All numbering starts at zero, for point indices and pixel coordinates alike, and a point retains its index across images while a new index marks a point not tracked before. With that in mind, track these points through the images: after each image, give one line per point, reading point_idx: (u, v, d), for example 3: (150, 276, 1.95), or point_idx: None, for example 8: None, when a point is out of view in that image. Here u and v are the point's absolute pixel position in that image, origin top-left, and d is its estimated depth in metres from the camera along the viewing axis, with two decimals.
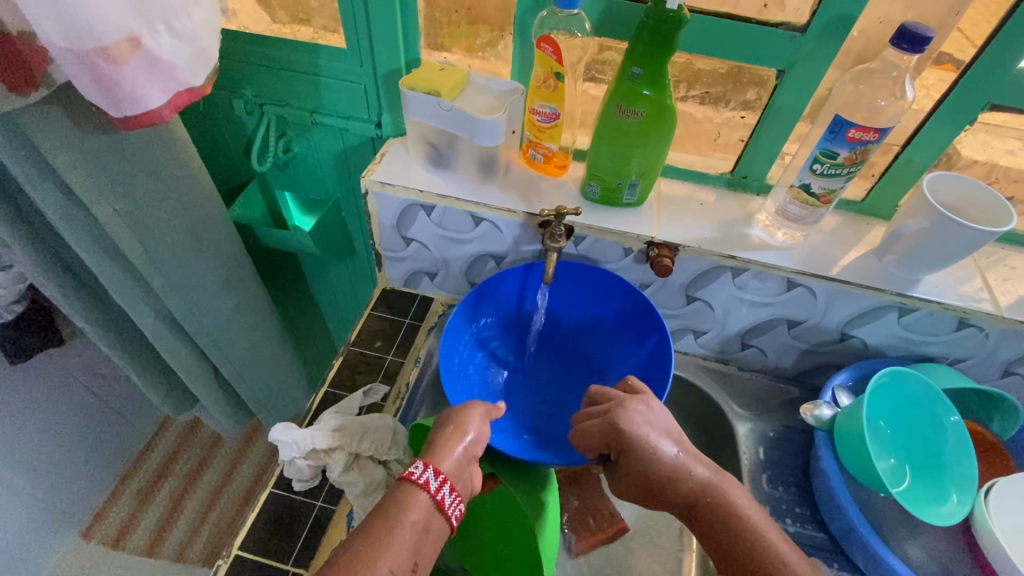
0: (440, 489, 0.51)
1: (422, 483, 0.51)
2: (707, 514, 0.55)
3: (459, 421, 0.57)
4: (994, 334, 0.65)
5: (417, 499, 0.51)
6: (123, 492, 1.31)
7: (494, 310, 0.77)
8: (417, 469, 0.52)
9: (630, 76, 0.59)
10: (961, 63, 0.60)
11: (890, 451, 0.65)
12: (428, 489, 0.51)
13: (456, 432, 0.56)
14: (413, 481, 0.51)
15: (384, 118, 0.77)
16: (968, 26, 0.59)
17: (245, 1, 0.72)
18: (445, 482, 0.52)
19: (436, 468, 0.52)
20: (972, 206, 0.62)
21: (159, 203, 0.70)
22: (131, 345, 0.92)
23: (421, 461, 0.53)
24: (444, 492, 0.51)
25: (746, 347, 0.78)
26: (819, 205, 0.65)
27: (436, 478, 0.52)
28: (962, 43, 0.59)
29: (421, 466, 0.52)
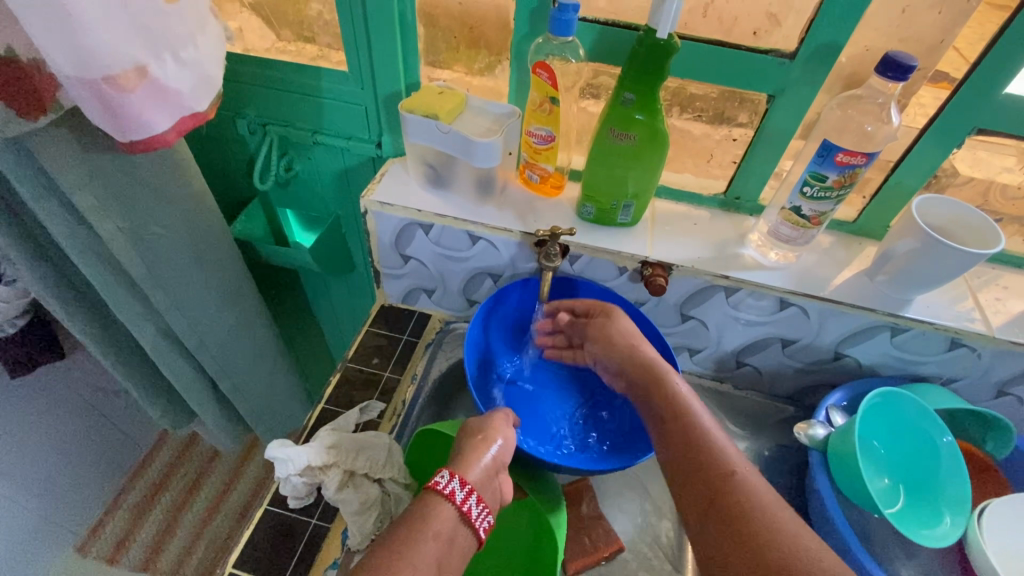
0: (466, 500, 0.52)
1: (448, 492, 0.52)
2: (651, 391, 0.60)
3: (486, 430, 0.59)
4: (987, 354, 0.66)
5: (443, 509, 0.51)
6: (119, 507, 1.29)
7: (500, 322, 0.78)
8: (443, 478, 0.53)
9: (624, 101, 0.60)
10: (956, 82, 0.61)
11: (884, 471, 0.65)
12: (454, 499, 0.52)
13: (483, 441, 0.58)
14: (438, 490, 0.52)
15: (384, 138, 0.79)
16: (964, 44, 0.59)
17: (251, 19, 0.74)
18: (471, 492, 0.53)
19: (462, 478, 0.53)
20: (962, 228, 0.63)
21: (161, 221, 0.71)
22: (131, 359, 0.93)
23: (447, 471, 0.54)
24: (471, 503, 0.52)
25: (742, 366, 0.79)
26: (810, 226, 0.66)
27: (462, 488, 0.53)
28: (959, 62, 0.60)
29: (447, 476, 0.53)
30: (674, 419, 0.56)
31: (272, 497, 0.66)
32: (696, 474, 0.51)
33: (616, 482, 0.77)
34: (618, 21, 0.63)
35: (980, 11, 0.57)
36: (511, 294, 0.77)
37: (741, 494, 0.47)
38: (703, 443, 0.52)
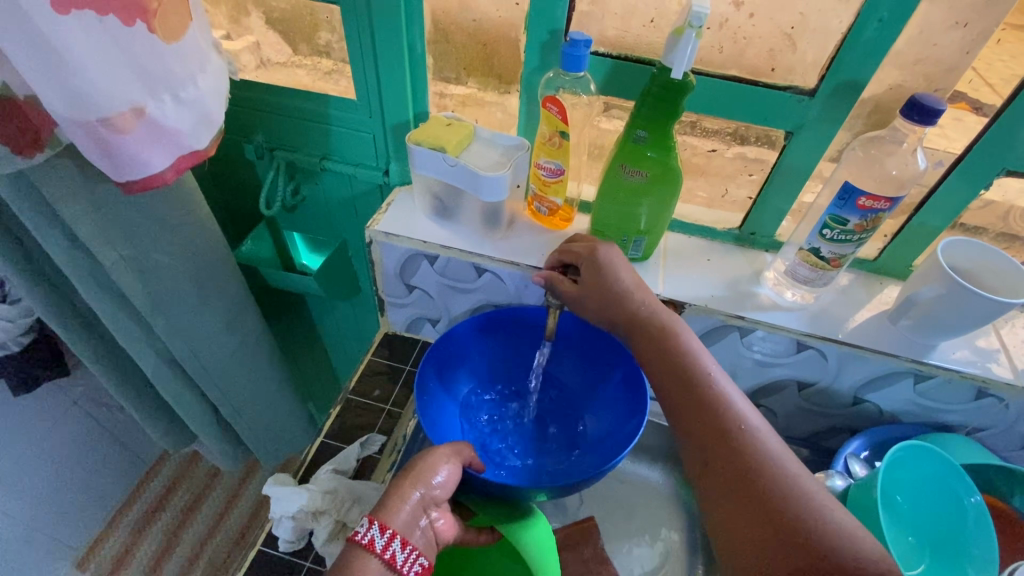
0: (387, 547, 0.47)
1: (367, 542, 0.47)
2: (652, 337, 0.56)
3: (424, 466, 0.53)
4: (1015, 404, 0.62)
5: (366, 564, 0.47)
6: (118, 524, 1.28)
7: (465, 361, 0.73)
8: (362, 527, 0.48)
9: (635, 138, 0.59)
10: (976, 102, 0.58)
11: (908, 528, 0.62)
12: (375, 549, 0.47)
13: (416, 474, 0.53)
14: (357, 542, 0.48)
15: (391, 166, 0.78)
16: (984, 65, 0.56)
17: (268, 31, 0.71)
18: (394, 536, 0.48)
19: (382, 523, 0.49)
20: (990, 273, 0.60)
21: (163, 248, 0.70)
22: (132, 381, 0.92)
23: (366, 518, 0.49)
24: (394, 548, 0.47)
25: (756, 407, 0.76)
26: (829, 268, 0.63)
27: (382, 535, 0.48)
28: (977, 83, 0.57)
29: (366, 523, 0.48)
30: (684, 382, 0.52)
31: (265, 537, 0.64)
32: (704, 430, 0.49)
33: (621, 524, 0.73)
34: (631, 55, 0.62)
35: (999, 35, 0.54)
36: (464, 342, 0.72)
37: (755, 446, 0.47)
38: (707, 400, 0.50)
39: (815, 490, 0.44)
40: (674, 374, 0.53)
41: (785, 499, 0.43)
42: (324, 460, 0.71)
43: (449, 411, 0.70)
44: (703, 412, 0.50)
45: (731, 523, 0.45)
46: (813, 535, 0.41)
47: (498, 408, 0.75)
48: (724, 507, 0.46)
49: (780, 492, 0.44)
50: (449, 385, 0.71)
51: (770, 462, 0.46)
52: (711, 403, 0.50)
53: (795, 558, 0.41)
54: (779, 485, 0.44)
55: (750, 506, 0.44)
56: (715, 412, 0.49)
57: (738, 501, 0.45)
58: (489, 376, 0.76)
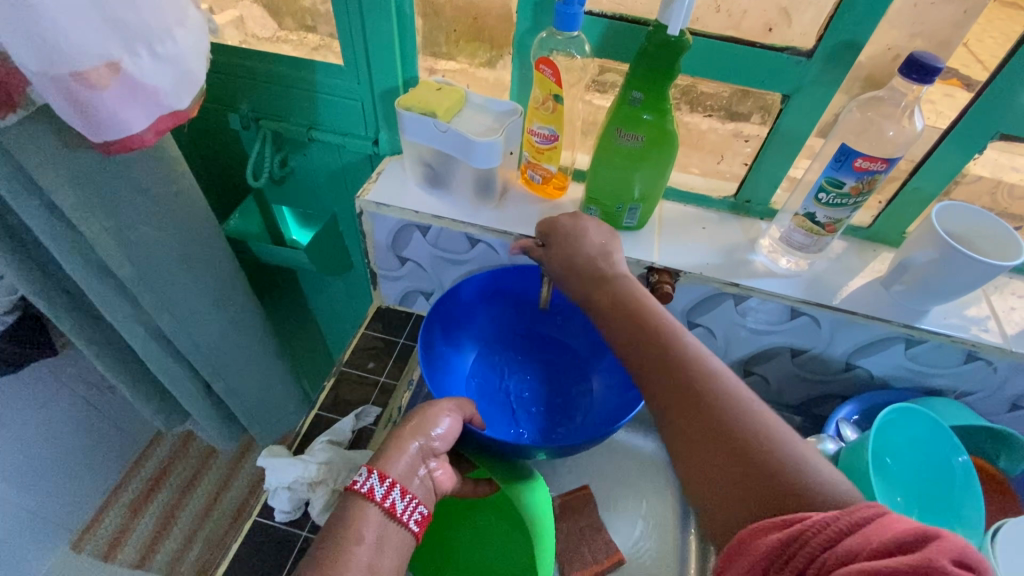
0: (388, 495, 0.48)
1: (367, 490, 0.48)
2: (609, 300, 0.56)
3: (422, 421, 0.54)
4: (1003, 367, 0.63)
5: (366, 512, 0.47)
6: (116, 502, 1.29)
7: (470, 319, 0.73)
8: (361, 477, 0.48)
9: (630, 101, 0.57)
10: (967, 79, 0.58)
11: (897, 489, 0.62)
12: (374, 497, 0.47)
13: (415, 424, 0.53)
14: (357, 490, 0.48)
15: (381, 135, 0.76)
16: (974, 40, 0.56)
17: (251, 6, 0.70)
18: (394, 486, 0.48)
19: (382, 473, 0.49)
20: (981, 237, 0.60)
21: (147, 219, 0.68)
22: (121, 358, 0.91)
23: (364, 468, 0.49)
24: (394, 497, 0.48)
25: (749, 374, 0.76)
26: (824, 233, 0.63)
27: (382, 484, 0.48)
28: (968, 59, 0.57)
29: (364, 474, 0.49)
30: (643, 339, 0.52)
31: (261, 507, 0.65)
32: (663, 382, 0.49)
33: (617, 491, 0.74)
34: (627, 16, 0.60)
35: (993, 6, 0.54)
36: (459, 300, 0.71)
37: (711, 393, 0.46)
38: (673, 357, 0.49)
39: (775, 427, 0.44)
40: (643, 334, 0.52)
41: (744, 438, 0.43)
42: (319, 432, 0.71)
43: (450, 369, 0.69)
44: (661, 366, 0.49)
45: (701, 474, 0.44)
46: (783, 476, 0.40)
47: (497, 369, 0.73)
48: (689, 458, 0.45)
49: (740, 433, 0.43)
50: (451, 346, 0.71)
51: (729, 404, 0.45)
52: (674, 359, 0.49)
53: (756, 492, 0.41)
54: (738, 425, 0.44)
55: (723, 454, 0.43)
56: (683, 366, 0.48)
57: (709, 450, 0.44)
58: (489, 335, 0.75)
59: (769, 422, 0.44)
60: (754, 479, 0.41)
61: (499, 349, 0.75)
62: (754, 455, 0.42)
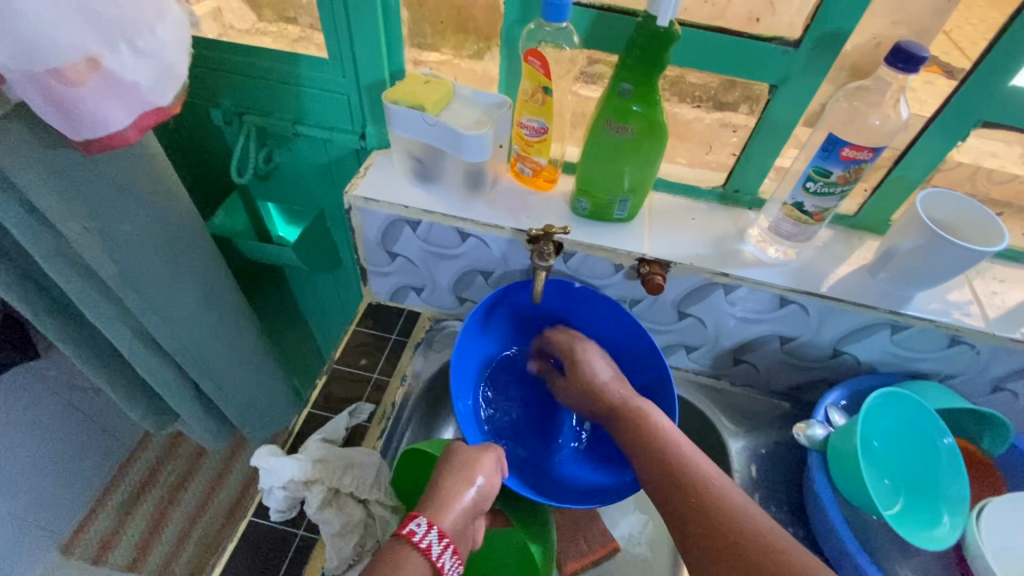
0: (441, 554, 0.51)
1: (424, 546, 0.50)
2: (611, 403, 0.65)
3: (469, 470, 0.57)
4: (986, 350, 0.65)
5: (415, 563, 0.50)
6: (104, 507, 1.27)
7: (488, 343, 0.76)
8: (419, 529, 0.51)
9: (621, 92, 0.57)
10: (947, 66, 0.59)
11: (884, 471, 0.64)
12: (429, 554, 0.50)
13: (462, 467, 0.57)
14: (413, 541, 0.51)
15: (367, 129, 0.75)
16: (954, 28, 0.57)
17: None
18: (447, 546, 0.51)
19: (440, 530, 0.52)
20: (965, 224, 0.61)
21: (129, 218, 0.67)
22: (107, 360, 0.89)
23: (424, 521, 0.52)
24: (446, 557, 0.51)
25: (739, 363, 0.77)
26: (812, 222, 0.64)
27: (439, 543, 0.51)
28: (948, 46, 0.58)
29: (424, 526, 0.52)
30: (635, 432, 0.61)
31: (255, 507, 0.64)
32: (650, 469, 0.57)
33: None
34: (615, 6, 0.60)
35: None
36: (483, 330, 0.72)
37: (690, 474, 0.54)
38: (653, 439, 0.58)
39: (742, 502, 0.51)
40: (631, 423, 0.62)
41: (720, 514, 0.50)
42: (312, 431, 0.70)
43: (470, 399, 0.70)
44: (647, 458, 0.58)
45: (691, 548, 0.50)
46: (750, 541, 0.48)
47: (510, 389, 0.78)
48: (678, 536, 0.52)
49: (714, 508, 0.50)
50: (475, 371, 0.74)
51: (705, 484, 0.53)
52: (658, 447, 0.57)
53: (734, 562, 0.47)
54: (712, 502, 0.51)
55: (704, 530, 0.50)
56: (665, 453, 0.57)
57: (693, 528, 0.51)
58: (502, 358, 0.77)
59: (735, 497, 0.51)
60: (721, 542, 0.49)
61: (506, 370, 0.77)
62: (729, 530, 0.49)
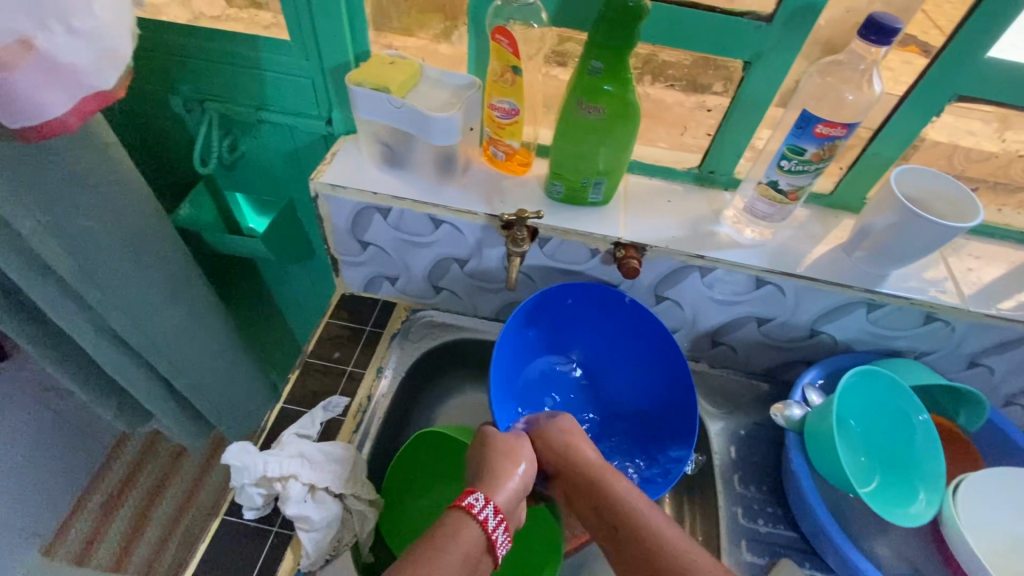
0: (496, 529, 0.49)
1: (482, 518, 0.49)
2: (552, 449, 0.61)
3: (516, 454, 0.57)
4: (960, 327, 0.65)
5: (471, 533, 0.48)
6: (83, 509, 1.24)
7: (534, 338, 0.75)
8: (478, 502, 0.50)
9: (590, 71, 0.56)
10: (926, 45, 0.58)
11: (859, 449, 0.65)
12: (486, 526, 0.49)
13: (509, 453, 0.57)
14: (471, 512, 0.49)
15: (334, 115, 0.72)
16: (932, 6, 0.56)
17: None
18: (501, 522, 0.50)
19: (495, 505, 0.51)
20: (940, 200, 0.61)
21: (85, 211, 0.64)
22: (72, 359, 0.86)
23: (482, 495, 0.50)
24: (499, 531, 0.50)
25: (717, 345, 0.77)
26: (787, 201, 0.63)
27: (495, 517, 0.50)
28: (926, 25, 0.57)
29: (482, 500, 0.50)
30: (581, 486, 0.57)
31: (228, 506, 0.63)
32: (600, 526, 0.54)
33: None
34: None
35: None
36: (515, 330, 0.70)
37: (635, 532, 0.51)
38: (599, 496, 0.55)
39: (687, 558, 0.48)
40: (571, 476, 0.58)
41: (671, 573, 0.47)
42: (286, 426, 0.69)
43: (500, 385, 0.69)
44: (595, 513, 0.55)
45: None
46: None
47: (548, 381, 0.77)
48: None
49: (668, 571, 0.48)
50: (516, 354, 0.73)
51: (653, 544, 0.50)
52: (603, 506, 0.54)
53: None
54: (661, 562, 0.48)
55: None
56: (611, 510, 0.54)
57: None
58: (542, 350, 0.76)
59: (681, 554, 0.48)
60: None
61: (532, 369, 0.76)
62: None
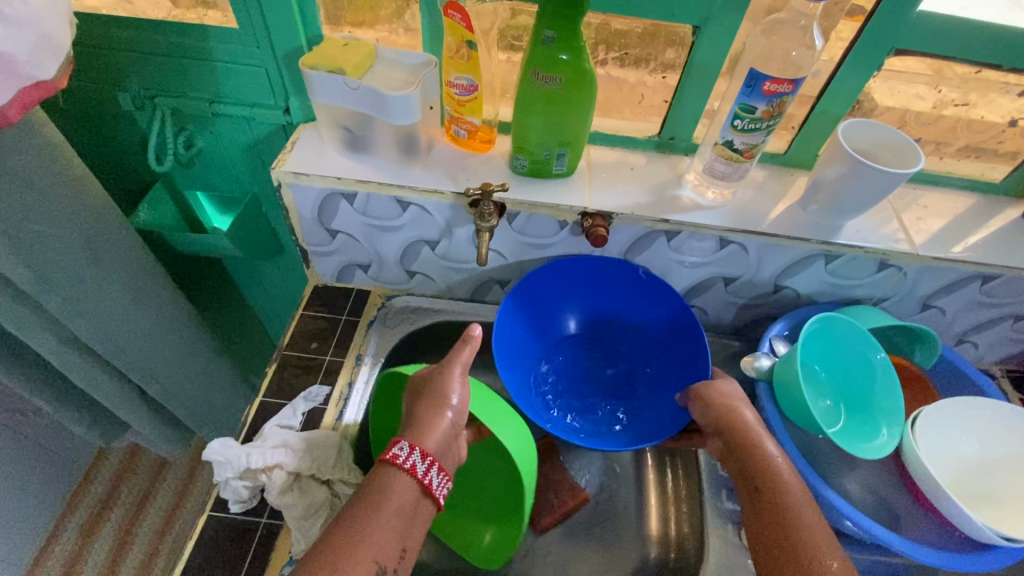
0: (427, 472, 0.52)
1: (409, 466, 0.51)
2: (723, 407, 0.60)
3: (437, 395, 0.56)
4: (912, 271, 0.69)
5: (401, 482, 0.51)
6: (65, 531, 1.21)
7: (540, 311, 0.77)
8: (403, 452, 0.52)
9: (545, 40, 0.56)
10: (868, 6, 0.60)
11: (825, 393, 0.68)
12: (416, 473, 0.51)
13: (434, 398, 0.56)
14: (399, 464, 0.51)
15: (292, 102, 0.71)
16: None
17: None
18: (432, 464, 0.52)
19: (422, 450, 0.52)
20: (885, 150, 0.64)
21: (37, 215, 0.62)
22: (37, 374, 0.83)
23: (406, 444, 0.52)
24: (432, 474, 0.52)
25: (688, 307, 0.79)
26: (743, 160, 0.65)
27: (424, 461, 0.52)
28: None
29: (407, 449, 0.52)
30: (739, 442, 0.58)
31: (213, 501, 0.62)
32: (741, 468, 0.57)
33: None
34: None
35: None
36: (520, 301, 0.73)
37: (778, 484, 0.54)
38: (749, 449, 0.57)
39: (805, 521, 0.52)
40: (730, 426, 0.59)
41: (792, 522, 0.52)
42: (267, 419, 0.69)
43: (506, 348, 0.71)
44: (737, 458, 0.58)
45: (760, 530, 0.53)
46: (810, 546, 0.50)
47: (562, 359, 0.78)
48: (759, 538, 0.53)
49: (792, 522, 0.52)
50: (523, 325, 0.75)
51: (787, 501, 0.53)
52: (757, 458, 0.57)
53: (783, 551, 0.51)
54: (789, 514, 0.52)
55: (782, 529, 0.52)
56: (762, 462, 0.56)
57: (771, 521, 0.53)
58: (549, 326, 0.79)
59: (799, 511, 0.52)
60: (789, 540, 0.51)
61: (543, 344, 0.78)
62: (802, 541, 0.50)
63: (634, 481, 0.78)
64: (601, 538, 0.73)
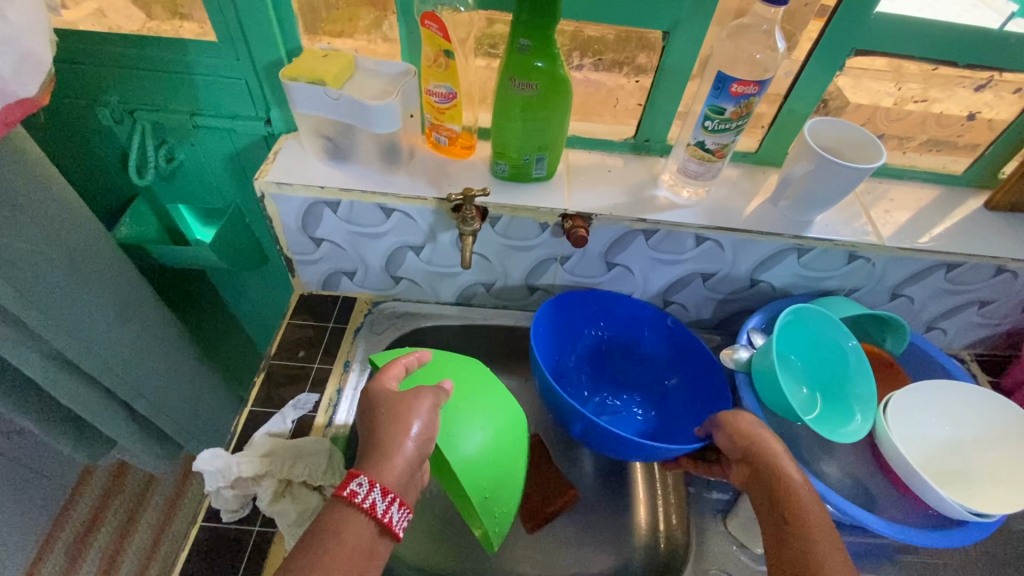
0: (387, 510, 0.49)
1: (368, 505, 0.48)
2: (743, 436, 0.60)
3: (395, 410, 0.55)
4: (880, 261, 0.71)
5: (358, 522, 0.48)
6: (49, 554, 1.18)
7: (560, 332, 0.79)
8: (361, 490, 0.48)
9: (520, 48, 0.58)
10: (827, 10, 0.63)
11: (802, 381, 0.71)
12: (375, 511, 0.48)
13: (391, 424, 0.53)
14: (357, 503, 0.48)
15: (273, 113, 0.72)
16: None
17: None
18: (393, 500, 0.49)
19: (382, 487, 0.49)
20: (849, 146, 0.66)
21: (18, 233, 0.62)
22: (19, 394, 0.82)
23: (365, 480, 0.49)
24: (392, 511, 0.49)
25: (669, 304, 0.81)
26: (715, 159, 0.67)
27: (384, 499, 0.49)
28: None
29: (366, 486, 0.49)
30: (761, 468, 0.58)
31: (205, 512, 0.63)
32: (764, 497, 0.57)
33: None
34: None
35: None
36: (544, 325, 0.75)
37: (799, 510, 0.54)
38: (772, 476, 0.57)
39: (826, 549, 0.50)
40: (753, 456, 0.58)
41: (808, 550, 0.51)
42: (257, 428, 0.69)
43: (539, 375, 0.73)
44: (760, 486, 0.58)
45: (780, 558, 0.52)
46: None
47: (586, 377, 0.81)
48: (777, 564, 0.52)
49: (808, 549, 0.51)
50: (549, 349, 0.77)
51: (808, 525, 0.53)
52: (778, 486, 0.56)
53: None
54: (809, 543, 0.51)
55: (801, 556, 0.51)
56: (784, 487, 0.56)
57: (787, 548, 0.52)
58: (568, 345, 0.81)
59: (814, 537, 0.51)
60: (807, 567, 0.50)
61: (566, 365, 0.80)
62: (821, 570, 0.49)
63: (622, 474, 0.79)
64: (591, 532, 0.74)
